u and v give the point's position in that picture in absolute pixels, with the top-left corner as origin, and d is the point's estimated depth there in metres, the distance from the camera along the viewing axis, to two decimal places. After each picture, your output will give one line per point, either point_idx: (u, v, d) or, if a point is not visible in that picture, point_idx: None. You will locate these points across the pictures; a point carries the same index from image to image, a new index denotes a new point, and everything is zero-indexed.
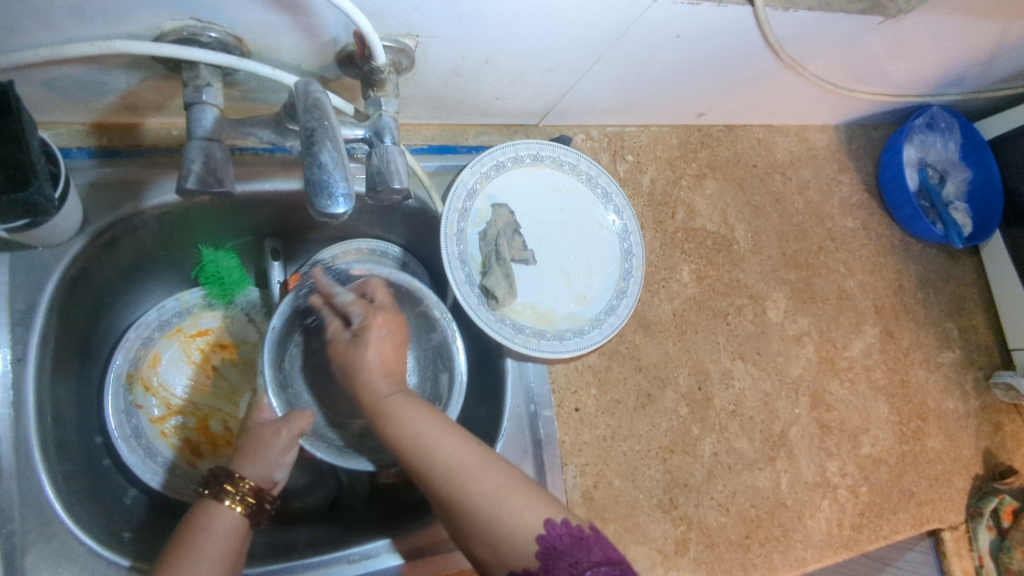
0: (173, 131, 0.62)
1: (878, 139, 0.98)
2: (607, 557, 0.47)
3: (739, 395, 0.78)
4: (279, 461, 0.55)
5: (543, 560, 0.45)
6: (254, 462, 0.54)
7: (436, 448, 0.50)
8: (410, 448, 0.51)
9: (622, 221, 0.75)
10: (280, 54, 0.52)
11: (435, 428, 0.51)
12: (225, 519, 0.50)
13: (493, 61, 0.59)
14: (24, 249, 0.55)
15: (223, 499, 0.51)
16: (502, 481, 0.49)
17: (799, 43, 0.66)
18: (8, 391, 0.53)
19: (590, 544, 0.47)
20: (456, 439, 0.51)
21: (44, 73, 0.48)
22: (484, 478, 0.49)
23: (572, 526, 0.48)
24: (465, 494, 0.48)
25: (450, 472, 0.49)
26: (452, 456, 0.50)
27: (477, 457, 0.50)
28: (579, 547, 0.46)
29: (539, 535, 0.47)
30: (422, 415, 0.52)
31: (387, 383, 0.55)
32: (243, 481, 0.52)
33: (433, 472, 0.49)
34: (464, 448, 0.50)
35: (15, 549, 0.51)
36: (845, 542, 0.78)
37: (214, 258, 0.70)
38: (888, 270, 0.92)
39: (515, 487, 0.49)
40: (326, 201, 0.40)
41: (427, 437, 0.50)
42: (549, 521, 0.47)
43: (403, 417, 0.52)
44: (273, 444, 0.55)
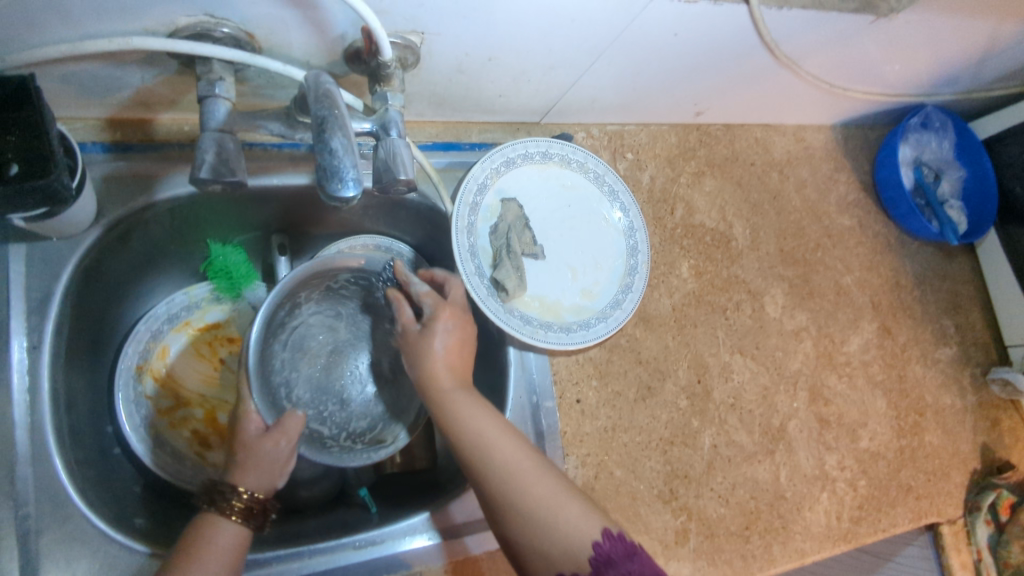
0: (185, 127, 0.63)
1: (875, 139, 1.00)
2: (657, 574, 0.48)
3: (738, 388, 0.80)
4: (277, 470, 0.56)
5: (595, 565, 0.47)
6: (255, 472, 0.55)
7: (495, 452, 0.53)
8: (473, 450, 0.53)
9: (628, 218, 0.76)
10: (290, 50, 0.53)
11: (496, 430, 0.54)
12: (225, 532, 0.51)
13: (496, 58, 0.60)
14: (40, 240, 0.57)
15: (226, 513, 0.52)
16: (557, 488, 0.52)
17: (794, 42, 0.68)
18: (24, 377, 0.54)
19: (642, 560, 0.48)
20: (516, 446, 0.54)
21: (62, 68, 0.50)
22: (541, 483, 0.52)
23: (627, 540, 0.49)
24: (518, 504, 0.51)
25: (509, 473, 0.52)
26: (510, 462, 0.52)
27: (533, 463, 0.53)
28: (630, 560, 0.47)
29: (594, 542, 0.49)
30: (486, 418, 0.55)
31: (449, 379, 0.57)
32: (243, 492, 0.53)
33: (490, 474, 0.52)
34: (524, 454, 0.54)
35: (29, 532, 0.53)
36: (843, 534, 0.79)
37: (222, 253, 0.71)
38: (885, 267, 0.94)
39: (570, 494, 0.52)
40: (336, 184, 0.42)
41: (488, 438, 0.53)
42: (604, 530, 0.49)
43: (464, 416, 0.54)
44: (270, 454, 0.56)
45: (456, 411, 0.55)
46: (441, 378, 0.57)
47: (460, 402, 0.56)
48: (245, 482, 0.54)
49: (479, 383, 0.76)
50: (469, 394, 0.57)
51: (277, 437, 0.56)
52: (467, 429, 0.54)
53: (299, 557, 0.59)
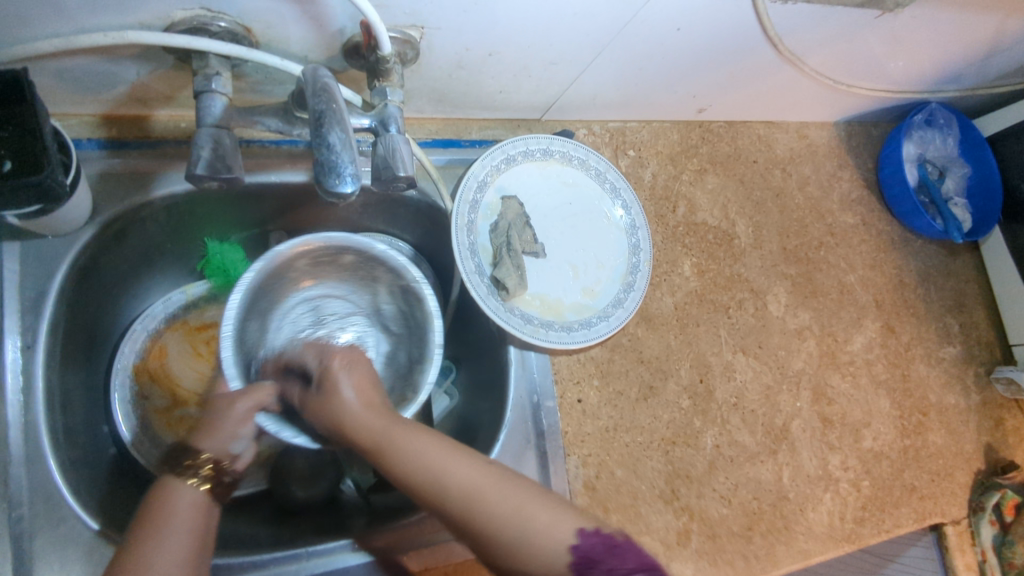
0: (182, 123, 0.62)
1: (878, 136, 0.99)
2: (643, 562, 0.45)
3: (740, 388, 0.79)
4: (235, 432, 0.55)
5: (578, 572, 0.43)
6: (213, 437, 0.54)
7: (444, 474, 0.47)
8: (417, 474, 0.48)
9: (630, 216, 0.75)
10: (288, 44, 0.53)
11: (441, 453, 0.49)
12: (187, 495, 0.47)
13: (496, 53, 0.60)
14: (34, 238, 0.56)
15: (182, 473, 0.49)
16: (520, 497, 0.46)
17: (798, 37, 0.67)
18: (18, 376, 0.54)
19: (623, 552, 0.45)
20: (467, 462, 0.48)
21: (56, 63, 0.49)
22: (501, 496, 0.46)
23: (606, 534, 0.45)
24: (485, 522, 0.45)
25: (466, 493, 0.46)
26: (462, 479, 0.47)
27: (485, 474, 0.47)
28: (613, 555, 0.44)
29: (572, 545, 0.44)
30: (427, 440, 0.49)
31: (372, 416, 0.53)
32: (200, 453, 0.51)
33: (445, 499, 0.46)
34: (478, 468, 0.48)
35: (23, 534, 0.52)
36: (847, 535, 0.78)
37: (219, 251, 0.71)
38: (888, 266, 0.93)
39: (537, 500, 0.46)
40: (334, 180, 0.41)
41: (433, 463, 0.48)
42: (580, 529, 0.45)
43: (405, 449, 0.49)
44: (228, 418, 0.55)
45: (396, 446, 0.50)
46: (370, 425, 0.52)
47: (398, 437, 0.50)
48: (201, 444, 0.53)
49: (479, 381, 0.76)
50: (405, 424, 0.52)
51: (238, 401, 0.56)
52: (415, 458, 0.49)
53: (296, 560, 0.58)
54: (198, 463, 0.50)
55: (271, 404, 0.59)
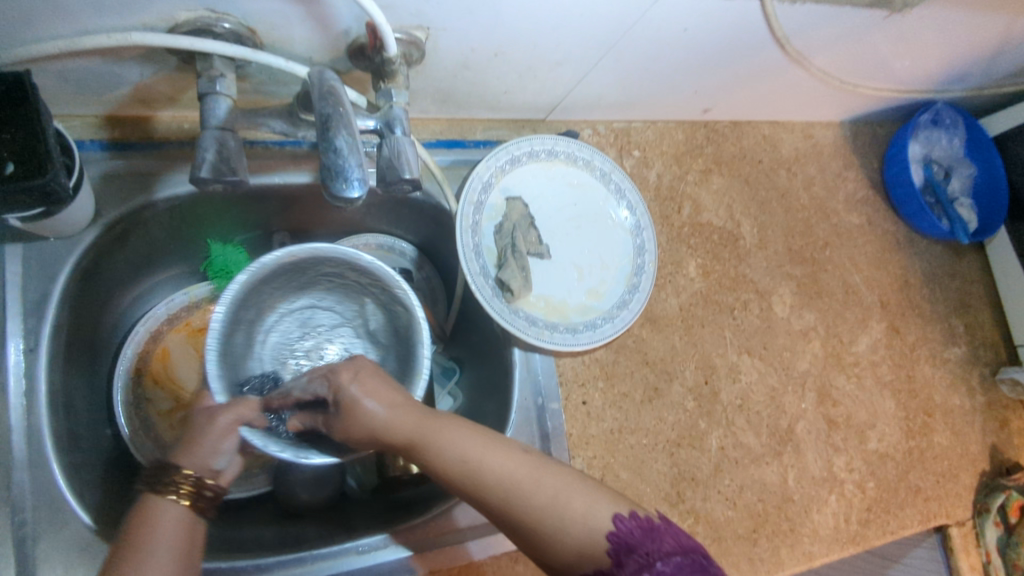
0: (185, 125, 0.61)
1: (883, 136, 0.98)
2: (680, 545, 0.48)
3: (745, 389, 0.79)
4: (216, 448, 0.52)
5: (613, 556, 0.46)
6: (193, 452, 0.51)
7: (486, 466, 0.48)
8: (460, 471, 0.49)
9: (635, 217, 0.75)
10: (293, 46, 0.52)
11: (478, 446, 0.49)
12: (171, 511, 0.47)
13: (501, 54, 0.59)
14: (37, 240, 0.56)
15: (165, 494, 0.47)
16: (557, 486, 0.48)
17: (806, 38, 0.67)
18: (21, 380, 0.53)
19: (661, 533, 0.48)
20: (505, 453, 0.49)
21: (59, 65, 0.49)
22: (541, 488, 0.48)
23: (641, 519, 0.48)
24: (531, 517, 0.47)
25: (504, 485, 0.48)
26: (502, 473, 0.48)
27: (531, 466, 0.49)
28: (651, 538, 0.47)
29: (608, 531, 0.47)
30: (459, 433, 0.50)
31: (408, 418, 0.51)
32: (182, 473, 0.49)
33: (489, 494, 0.48)
34: (516, 458, 0.49)
35: (27, 538, 0.52)
36: (852, 537, 0.78)
37: (222, 253, 0.70)
38: (893, 266, 0.92)
39: (574, 488, 0.49)
40: (341, 185, 0.41)
41: (474, 457, 0.48)
42: (616, 516, 0.48)
43: (440, 444, 0.49)
44: (210, 432, 0.52)
45: (431, 444, 0.49)
46: (398, 420, 0.51)
47: (435, 429, 0.50)
48: (182, 461, 0.50)
49: (482, 382, 0.76)
50: (434, 416, 0.51)
51: (219, 418, 0.53)
52: (443, 450, 0.49)
53: (302, 563, 0.58)
54: (178, 480, 0.48)
55: (255, 418, 0.54)
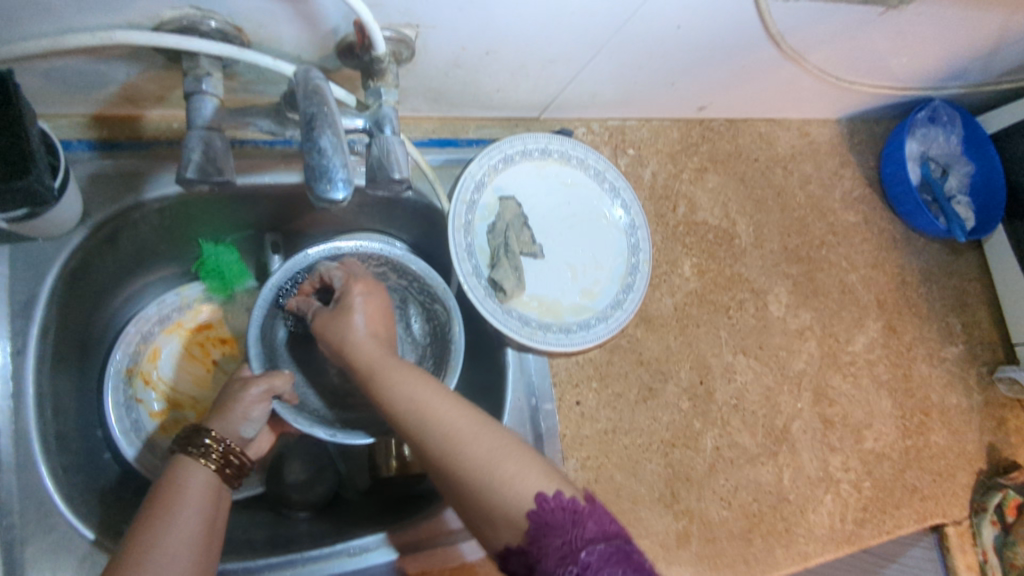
0: (174, 124, 0.61)
1: (880, 133, 0.98)
2: (603, 532, 0.44)
3: (741, 389, 0.78)
4: (248, 415, 0.55)
5: (534, 535, 0.44)
6: (225, 418, 0.54)
7: (431, 412, 0.49)
8: (404, 409, 0.50)
9: (629, 216, 0.74)
10: (280, 44, 0.51)
11: (428, 392, 0.50)
12: (200, 474, 0.49)
13: (493, 52, 0.59)
14: (24, 241, 0.55)
15: (195, 458, 0.50)
16: (495, 446, 0.48)
17: (801, 35, 0.66)
18: (8, 382, 0.53)
19: (584, 518, 0.45)
20: (453, 405, 0.50)
21: (43, 63, 0.48)
22: (477, 443, 0.47)
23: (565, 500, 0.45)
24: (460, 467, 0.47)
25: (447, 435, 0.48)
26: (441, 423, 0.48)
27: (470, 421, 0.49)
28: (572, 523, 0.44)
29: (529, 509, 0.45)
30: (409, 378, 0.51)
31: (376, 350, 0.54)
32: (213, 439, 0.52)
33: (429, 440, 0.48)
34: (459, 412, 0.49)
35: (14, 542, 0.51)
36: (848, 537, 0.78)
37: (214, 253, 0.70)
38: (890, 265, 0.92)
39: (510, 452, 0.48)
40: (325, 185, 0.40)
41: (422, 400, 0.49)
42: (542, 494, 0.45)
43: (391, 384, 0.51)
44: (240, 401, 0.55)
45: (386, 383, 0.51)
46: (364, 349, 0.54)
47: (388, 369, 0.52)
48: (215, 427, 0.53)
49: (476, 382, 0.76)
50: (396, 359, 0.53)
51: (250, 390, 0.55)
52: (391, 389, 0.51)
53: (292, 565, 0.57)
54: (209, 444, 0.51)
55: (286, 392, 0.57)
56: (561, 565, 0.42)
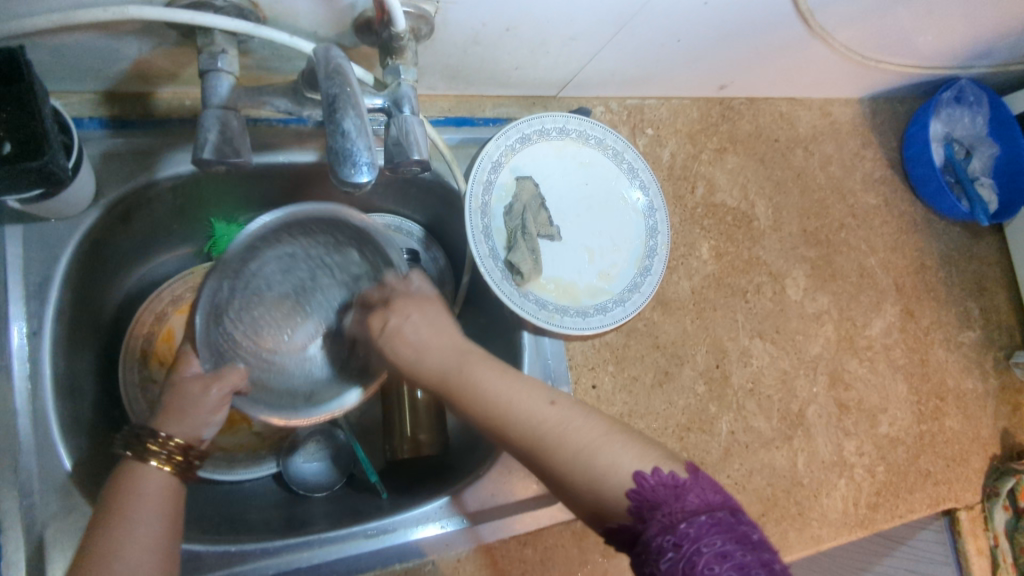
0: (186, 101, 0.59)
1: (904, 113, 0.95)
2: (707, 505, 0.41)
3: (757, 373, 0.78)
4: (206, 420, 0.52)
5: (635, 514, 0.42)
6: (179, 420, 0.51)
7: (515, 410, 0.48)
8: (488, 410, 0.48)
9: (648, 197, 0.73)
10: (297, 20, 0.50)
11: (510, 388, 0.49)
12: (155, 478, 0.47)
13: (513, 28, 0.57)
14: (38, 221, 0.54)
15: (148, 460, 0.48)
16: (589, 435, 0.46)
17: (830, 12, 0.65)
18: (24, 363, 0.52)
19: (687, 492, 0.42)
20: (538, 399, 0.48)
21: (55, 40, 0.47)
22: (573, 436, 0.46)
23: (664, 476, 0.43)
24: (553, 453, 0.46)
25: (536, 433, 0.47)
26: (533, 420, 0.47)
27: (556, 412, 0.47)
28: (674, 496, 0.42)
29: (630, 490, 0.43)
30: (491, 373, 0.49)
31: (444, 347, 0.52)
32: (169, 439, 0.49)
33: (522, 435, 0.47)
34: (546, 406, 0.48)
35: (35, 522, 0.51)
36: (861, 521, 0.78)
37: (226, 232, 0.68)
38: (909, 248, 0.90)
39: (606, 440, 0.46)
40: (349, 169, 0.39)
41: (505, 399, 0.48)
42: (638, 474, 0.43)
43: (474, 383, 0.49)
44: (199, 403, 0.52)
45: (468, 381, 0.49)
46: (439, 359, 0.51)
47: (471, 372, 0.50)
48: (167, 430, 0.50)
49: (493, 363, 0.75)
50: (471, 353, 0.51)
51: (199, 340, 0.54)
52: (473, 386, 0.49)
53: (309, 547, 0.58)
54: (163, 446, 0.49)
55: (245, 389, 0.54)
56: (661, 535, 0.40)
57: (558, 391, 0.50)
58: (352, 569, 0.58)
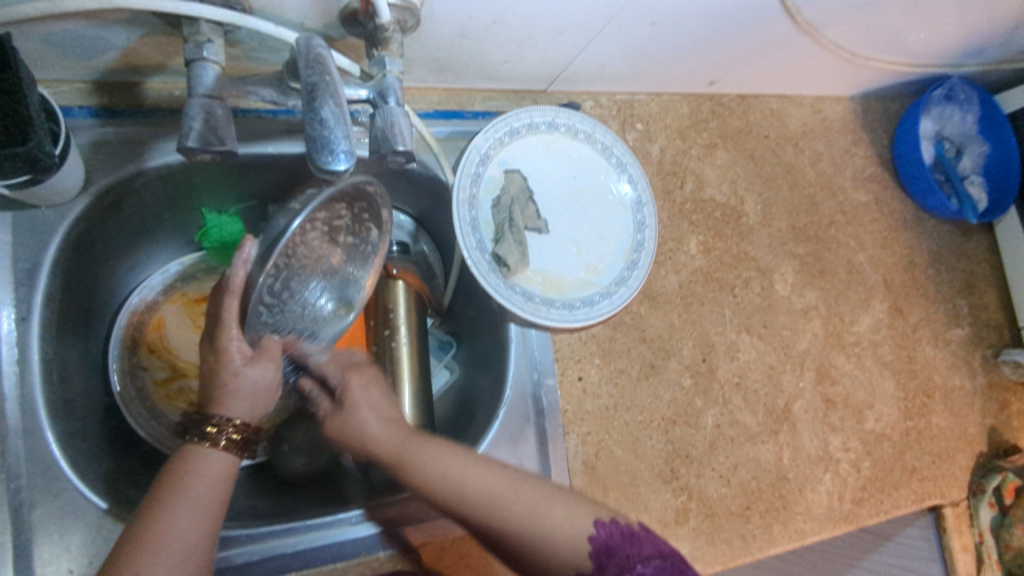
0: (176, 91, 0.60)
1: (895, 112, 0.96)
2: (659, 551, 0.49)
3: (743, 367, 0.78)
4: (258, 397, 0.51)
5: (596, 558, 0.48)
6: (237, 402, 0.50)
7: (466, 481, 0.49)
8: (438, 489, 0.49)
9: (636, 191, 0.73)
10: (283, 12, 0.50)
11: (457, 464, 0.50)
12: (214, 459, 0.46)
13: (500, 21, 0.57)
14: (28, 208, 0.55)
15: (211, 442, 0.47)
16: (536, 499, 0.49)
17: (817, 9, 0.66)
18: (13, 348, 0.53)
19: (640, 539, 0.50)
20: (484, 470, 0.50)
21: (43, 28, 0.47)
22: (519, 501, 0.49)
23: (621, 524, 0.50)
24: (506, 527, 0.48)
25: (488, 502, 0.48)
26: (483, 488, 0.49)
27: (507, 479, 0.50)
28: (630, 543, 0.49)
29: (590, 536, 0.49)
30: (441, 451, 0.50)
31: (393, 430, 0.52)
32: (231, 422, 0.48)
33: (468, 507, 0.49)
34: (494, 474, 0.50)
35: (22, 505, 0.52)
36: (845, 515, 0.78)
37: (218, 223, 0.69)
38: (899, 245, 0.91)
39: (553, 500, 0.50)
40: (326, 157, 0.40)
41: (452, 474, 0.49)
42: (597, 521, 0.50)
43: (420, 461, 0.50)
44: (246, 385, 0.50)
45: (413, 461, 0.50)
46: (385, 437, 0.51)
47: (413, 450, 0.50)
48: (230, 411, 0.49)
49: (481, 355, 0.76)
50: (421, 436, 0.52)
51: (227, 302, 0.50)
52: (418, 466, 0.50)
53: (293, 533, 0.58)
54: (223, 427, 0.47)
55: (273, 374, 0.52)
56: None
57: (499, 460, 0.52)
58: (335, 557, 0.59)
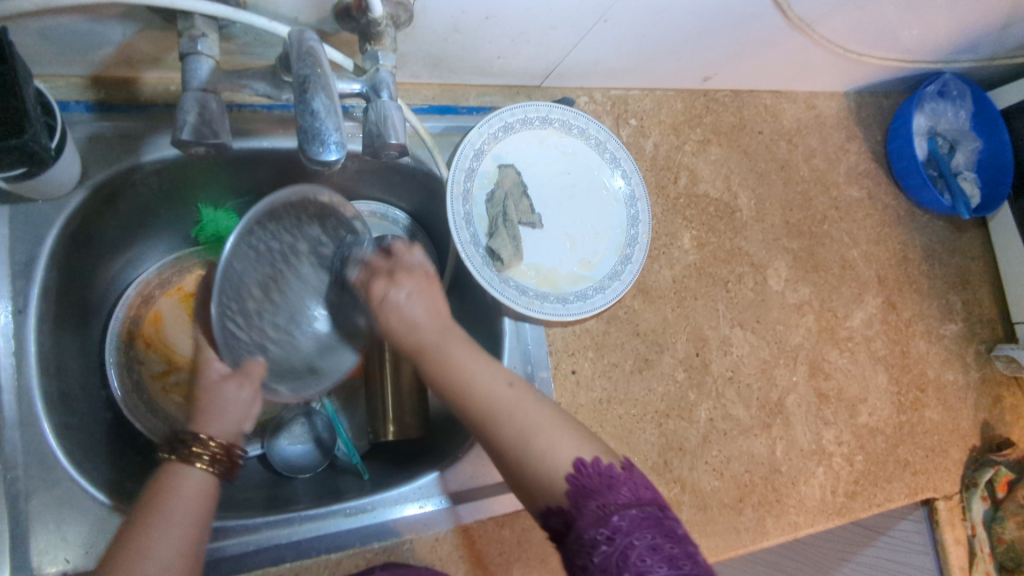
0: (171, 87, 0.61)
1: (889, 108, 0.96)
2: (637, 498, 0.45)
3: (737, 362, 0.79)
4: (242, 413, 0.53)
5: (573, 497, 0.45)
6: (218, 420, 0.52)
7: (471, 388, 0.49)
8: (447, 383, 0.49)
9: (629, 186, 0.74)
10: (276, 7, 0.51)
11: (473, 363, 0.50)
12: (195, 478, 0.48)
13: (493, 16, 0.58)
14: (24, 202, 0.55)
15: (191, 462, 0.48)
16: (533, 424, 0.47)
17: (808, 4, 0.66)
18: (9, 341, 0.53)
19: (621, 484, 0.45)
20: (496, 379, 0.49)
21: (38, 22, 0.48)
22: (513, 422, 0.47)
23: (602, 465, 0.46)
24: (500, 439, 0.47)
25: (487, 412, 0.48)
26: (484, 404, 0.48)
27: (511, 393, 0.49)
28: (608, 488, 0.45)
29: (570, 475, 0.45)
30: (468, 353, 0.50)
31: (436, 320, 0.52)
32: (210, 442, 0.50)
33: (473, 413, 0.48)
34: (500, 386, 0.49)
35: (19, 495, 0.53)
36: (837, 508, 0.79)
37: (213, 218, 0.70)
38: (892, 241, 0.91)
39: (548, 428, 0.47)
40: (317, 147, 0.40)
41: (464, 377, 0.49)
42: (579, 461, 0.46)
43: (443, 351, 0.50)
44: (228, 401, 0.53)
45: (449, 358, 0.50)
46: (428, 329, 0.51)
47: (447, 351, 0.50)
48: (209, 431, 0.51)
49: (475, 349, 0.76)
50: (461, 337, 0.52)
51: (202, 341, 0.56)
52: (438, 349, 0.50)
53: (290, 524, 0.59)
54: (203, 448, 0.49)
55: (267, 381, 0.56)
56: (595, 526, 0.43)
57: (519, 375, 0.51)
58: (330, 546, 0.59)
